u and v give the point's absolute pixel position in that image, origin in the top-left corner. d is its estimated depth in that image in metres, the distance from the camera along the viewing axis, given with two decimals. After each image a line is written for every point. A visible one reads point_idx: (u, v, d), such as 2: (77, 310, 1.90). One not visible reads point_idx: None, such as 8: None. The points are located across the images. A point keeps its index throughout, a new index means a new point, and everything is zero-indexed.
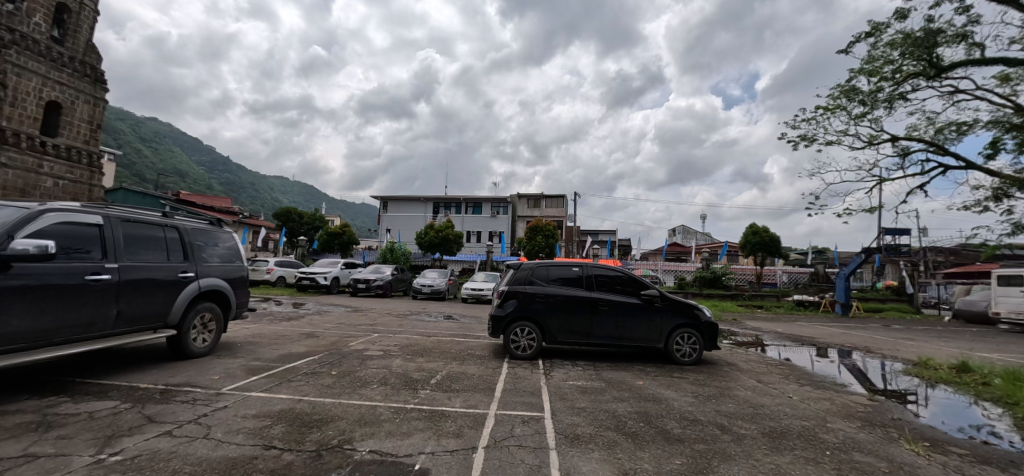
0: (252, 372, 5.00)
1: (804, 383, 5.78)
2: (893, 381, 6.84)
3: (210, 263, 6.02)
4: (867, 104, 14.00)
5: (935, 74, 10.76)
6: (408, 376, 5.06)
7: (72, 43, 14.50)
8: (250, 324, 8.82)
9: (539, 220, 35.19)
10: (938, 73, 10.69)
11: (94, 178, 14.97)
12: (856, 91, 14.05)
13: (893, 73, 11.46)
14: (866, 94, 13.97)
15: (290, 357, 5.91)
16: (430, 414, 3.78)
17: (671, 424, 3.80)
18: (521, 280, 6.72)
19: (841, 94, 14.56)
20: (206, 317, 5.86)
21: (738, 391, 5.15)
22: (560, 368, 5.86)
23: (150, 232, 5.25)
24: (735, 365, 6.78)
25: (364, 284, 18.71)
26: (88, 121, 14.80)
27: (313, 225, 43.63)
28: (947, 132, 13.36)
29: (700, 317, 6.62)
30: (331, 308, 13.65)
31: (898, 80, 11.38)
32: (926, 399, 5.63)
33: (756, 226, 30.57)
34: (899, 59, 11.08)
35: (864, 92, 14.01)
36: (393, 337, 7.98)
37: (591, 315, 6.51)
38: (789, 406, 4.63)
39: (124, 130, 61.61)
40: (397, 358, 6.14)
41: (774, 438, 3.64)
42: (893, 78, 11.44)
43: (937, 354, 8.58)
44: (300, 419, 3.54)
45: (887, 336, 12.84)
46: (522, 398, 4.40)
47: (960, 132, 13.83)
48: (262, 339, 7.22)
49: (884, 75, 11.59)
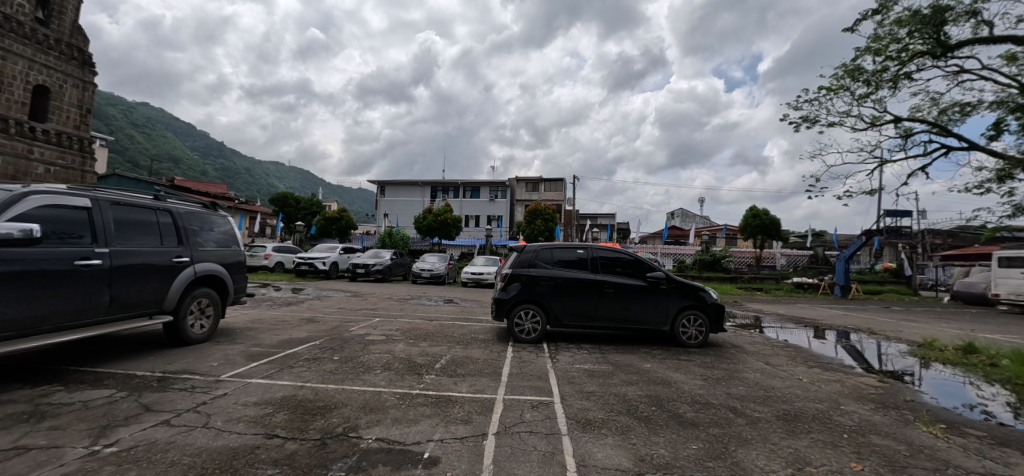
0: (252, 359, 4.89)
1: (812, 365, 5.71)
2: (892, 361, 6.84)
3: (206, 248, 5.87)
4: (871, 84, 13.80)
5: (942, 54, 10.52)
6: (412, 361, 4.97)
7: (57, 24, 13.93)
8: (249, 309, 8.74)
9: (539, 204, 35.01)
10: (945, 52, 10.45)
11: (87, 164, 14.66)
12: (860, 70, 13.84)
13: (899, 52, 11.21)
14: (871, 74, 13.74)
15: (291, 343, 5.80)
16: (437, 399, 3.68)
17: (683, 407, 3.71)
18: (524, 263, 6.58)
19: (844, 73, 14.33)
20: (204, 302, 5.72)
21: (747, 373, 5.07)
22: (566, 352, 5.77)
23: (142, 215, 5.07)
24: (740, 347, 6.70)
25: (363, 269, 18.66)
26: (77, 105, 14.38)
27: (309, 210, 43.26)
28: (951, 113, 13.24)
29: (705, 298, 6.52)
30: (330, 293, 13.58)
31: (905, 59, 11.13)
32: (931, 380, 5.59)
33: (756, 209, 30.41)
34: (907, 37, 10.82)
35: (868, 72, 13.78)
36: (395, 322, 7.86)
37: (595, 297, 6.40)
38: (801, 388, 4.55)
39: (113, 114, 60.48)
40: (399, 342, 6.04)
41: (789, 421, 3.56)
42: (899, 57, 11.20)
43: (941, 335, 8.58)
44: (303, 406, 3.44)
45: (888, 318, 12.87)
46: (529, 382, 4.30)
47: (964, 113, 13.71)
48: (261, 325, 7.10)
49: (890, 54, 11.34)
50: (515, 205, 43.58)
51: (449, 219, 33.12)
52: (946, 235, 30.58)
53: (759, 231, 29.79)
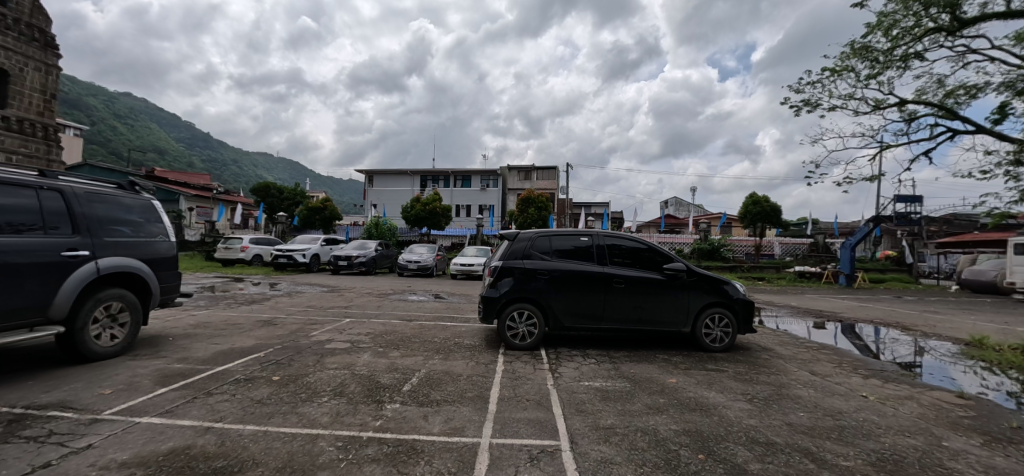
0: (163, 383, 3.76)
1: (867, 375, 4.73)
2: (931, 366, 5.68)
3: (118, 239, 4.72)
4: (876, 65, 12.85)
5: (957, 30, 9.59)
6: (373, 380, 3.85)
7: (16, 2, 11.75)
8: (199, 310, 7.57)
9: (531, 192, 33.83)
10: (960, 28, 9.55)
11: (53, 152, 12.75)
12: (869, 49, 12.81)
13: (910, 29, 10.21)
14: (880, 52, 12.72)
15: (228, 356, 4.66)
16: (395, 449, 2.58)
17: (742, 454, 2.64)
18: (517, 254, 5.47)
19: (851, 53, 13.28)
20: (116, 307, 4.58)
21: (798, 390, 4.04)
22: (570, 362, 4.72)
23: (20, 198, 3.95)
24: (772, 350, 5.69)
25: (346, 262, 17.48)
26: (40, 90, 12.40)
27: (294, 201, 41.76)
28: (958, 96, 12.41)
29: (731, 293, 5.50)
30: (306, 288, 12.40)
31: (915, 36, 10.14)
32: (947, 376, 5.20)
33: (756, 195, 29.53)
34: (919, 10, 9.84)
35: (877, 50, 12.75)
36: (366, 323, 6.76)
37: (603, 294, 5.34)
38: (875, 413, 3.54)
39: (91, 104, 58.23)
40: (366, 352, 4.95)
41: (893, 474, 2.52)
42: (909, 34, 10.21)
43: (979, 330, 7.68)
44: (189, 470, 2.31)
45: (909, 309, 11.95)
46: (525, 413, 3.21)
47: (972, 96, 12.96)
48: (202, 332, 5.95)
49: (900, 30, 10.31)
50: (506, 194, 42.44)
51: (438, 208, 31.82)
52: (942, 222, 30.16)
53: (759, 219, 28.97)
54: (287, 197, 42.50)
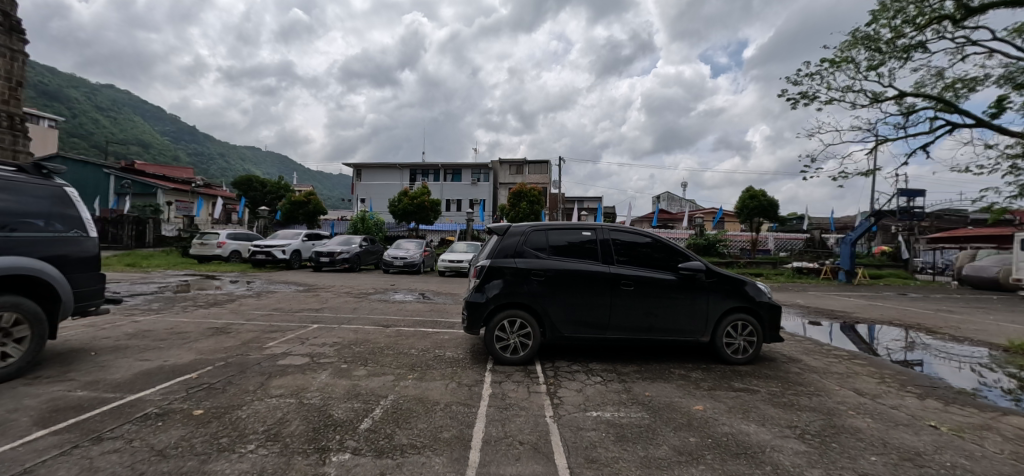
0: (44, 423, 2.86)
1: (921, 394, 4.02)
2: (969, 371, 4.98)
3: (17, 232, 3.85)
4: (877, 55, 12.16)
5: (963, 19, 8.96)
6: (325, 415, 3.00)
7: None
8: (148, 316, 6.65)
9: (523, 185, 32.87)
10: (966, 18, 8.94)
11: (21, 145, 10.42)
12: (872, 38, 12.11)
13: (914, 17, 9.54)
14: (884, 43, 12.01)
15: (155, 378, 3.77)
16: None
17: None
18: (507, 252, 4.63)
19: (853, 42, 12.57)
20: (8, 319, 3.67)
21: (854, 419, 3.29)
22: (572, 382, 3.92)
23: None
24: (798, 361, 4.99)
25: (328, 258, 16.50)
26: (4, 77, 10.13)
27: (277, 194, 40.50)
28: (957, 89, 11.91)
29: (755, 296, 4.74)
30: (280, 287, 11.47)
31: (920, 26, 9.48)
32: (940, 369, 5.08)
33: (753, 190, 29.00)
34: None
35: (881, 40, 12.07)
36: (335, 331, 5.89)
37: (608, 298, 4.55)
38: (961, 454, 2.81)
39: (71, 95, 56.01)
40: (327, 369, 4.11)
41: None
42: (913, 23, 9.56)
43: (1012, 334, 7.05)
44: None
45: (923, 308, 11.32)
46: (517, 467, 2.39)
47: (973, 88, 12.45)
48: (138, 343, 5.03)
49: (903, 18, 9.65)
50: (498, 188, 41.51)
51: (427, 202, 30.92)
52: (936, 217, 29.97)
53: (755, 214, 28.46)
54: (270, 190, 41.15)
